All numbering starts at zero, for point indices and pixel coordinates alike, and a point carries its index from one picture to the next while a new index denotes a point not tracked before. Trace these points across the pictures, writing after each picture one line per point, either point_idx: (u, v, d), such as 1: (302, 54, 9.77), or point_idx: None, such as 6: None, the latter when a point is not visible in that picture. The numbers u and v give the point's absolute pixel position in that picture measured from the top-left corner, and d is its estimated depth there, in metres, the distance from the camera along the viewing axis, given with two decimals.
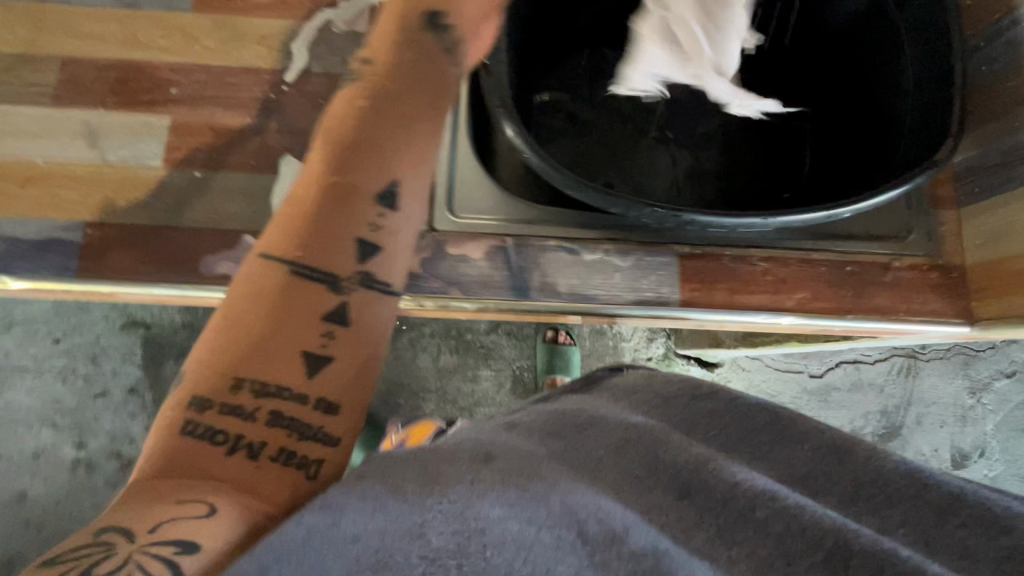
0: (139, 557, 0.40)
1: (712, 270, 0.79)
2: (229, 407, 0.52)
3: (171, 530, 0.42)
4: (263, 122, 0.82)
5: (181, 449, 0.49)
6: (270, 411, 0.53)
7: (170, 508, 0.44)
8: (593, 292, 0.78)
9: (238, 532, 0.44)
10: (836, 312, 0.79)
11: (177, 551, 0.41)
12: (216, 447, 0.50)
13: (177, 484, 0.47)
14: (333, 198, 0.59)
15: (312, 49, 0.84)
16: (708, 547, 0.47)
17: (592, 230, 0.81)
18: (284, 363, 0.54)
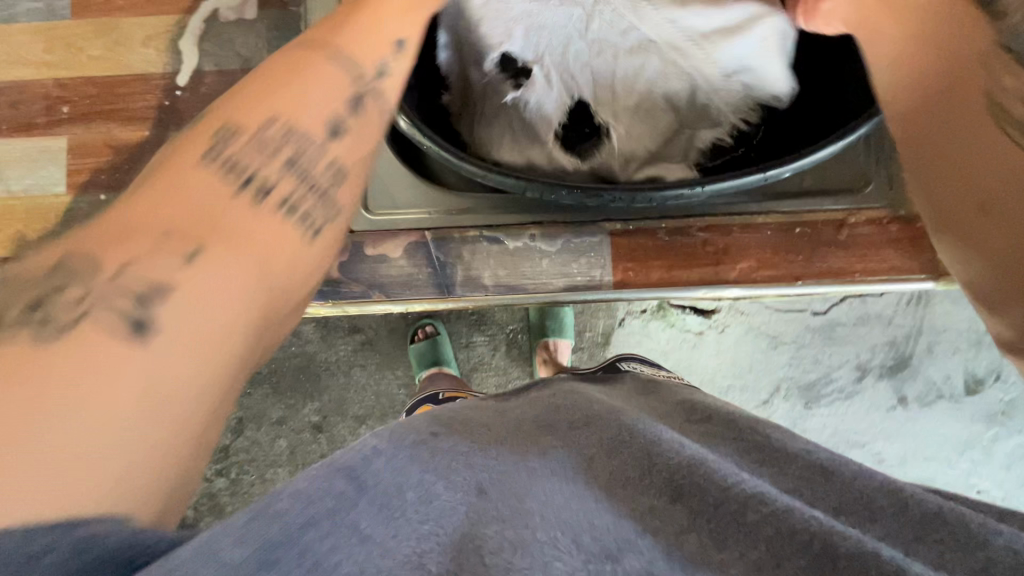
0: (102, 294, 0.33)
1: (646, 247, 0.74)
2: (246, 141, 0.40)
3: (149, 273, 0.34)
4: (160, 133, 0.77)
5: (167, 182, 0.38)
6: (281, 163, 0.41)
7: (141, 245, 0.35)
8: (520, 282, 0.74)
9: (226, 294, 0.35)
10: (783, 280, 0.73)
11: (145, 296, 0.34)
12: (223, 181, 0.39)
13: (162, 214, 0.36)
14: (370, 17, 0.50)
15: (201, 45, 0.78)
16: (702, 553, 0.38)
17: (515, 215, 0.75)
18: (307, 110, 0.43)
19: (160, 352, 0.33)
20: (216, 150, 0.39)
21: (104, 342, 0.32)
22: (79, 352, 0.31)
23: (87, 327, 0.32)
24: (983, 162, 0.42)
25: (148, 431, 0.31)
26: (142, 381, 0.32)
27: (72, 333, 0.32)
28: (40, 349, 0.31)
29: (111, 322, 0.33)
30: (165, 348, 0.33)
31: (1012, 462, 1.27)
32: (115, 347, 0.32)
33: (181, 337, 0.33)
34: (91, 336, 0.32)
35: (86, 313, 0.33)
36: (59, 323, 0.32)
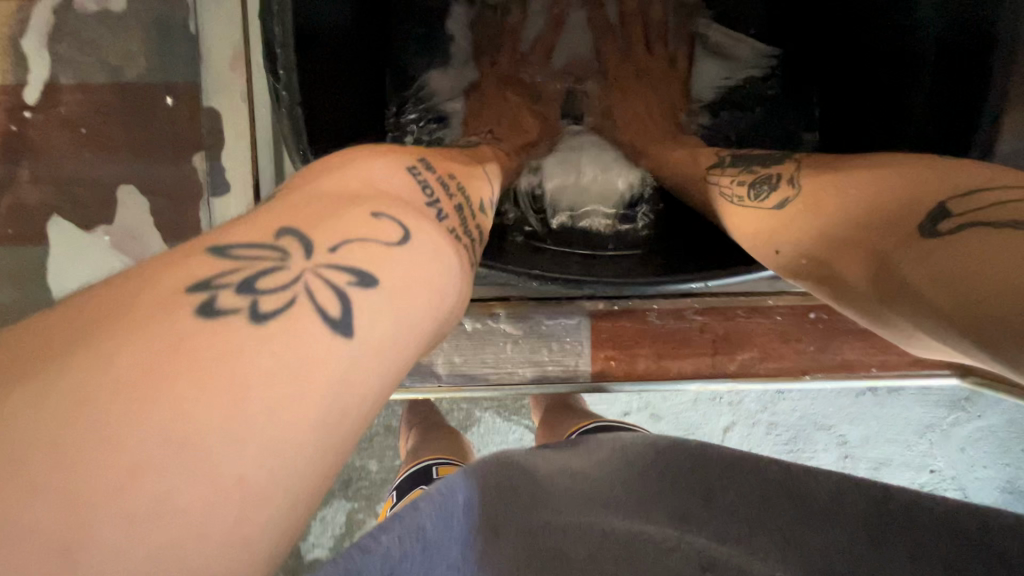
0: (312, 276, 0.29)
1: (633, 332, 0.61)
2: (441, 178, 0.44)
3: (357, 258, 0.31)
4: (11, 170, 0.59)
5: (362, 181, 0.37)
6: (459, 201, 0.44)
7: (352, 227, 0.32)
8: (480, 370, 0.62)
9: (423, 284, 0.33)
10: (789, 374, 0.62)
11: (353, 283, 0.30)
12: (418, 194, 0.40)
13: (369, 200, 0.35)
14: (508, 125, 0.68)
15: (51, 47, 0.58)
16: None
17: (476, 288, 0.61)
18: (473, 180, 0.49)
19: (364, 350, 0.29)
20: (417, 175, 0.41)
21: (309, 328, 0.28)
22: (286, 343, 0.27)
23: (299, 308, 0.28)
24: (809, 213, 0.45)
25: (331, 445, 0.27)
26: (342, 383, 0.27)
27: (284, 318, 0.27)
28: (256, 334, 0.26)
29: (316, 310, 0.28)
30: (366, 350, 0.29)
31: (968, 444, 1.01)
32: (318, 336, 0.28)
33: (384, 337, 0.30)
34: (301, 320, 0.28)
35: (294, 293, 0.29)
36: (265, 308, 0.27)
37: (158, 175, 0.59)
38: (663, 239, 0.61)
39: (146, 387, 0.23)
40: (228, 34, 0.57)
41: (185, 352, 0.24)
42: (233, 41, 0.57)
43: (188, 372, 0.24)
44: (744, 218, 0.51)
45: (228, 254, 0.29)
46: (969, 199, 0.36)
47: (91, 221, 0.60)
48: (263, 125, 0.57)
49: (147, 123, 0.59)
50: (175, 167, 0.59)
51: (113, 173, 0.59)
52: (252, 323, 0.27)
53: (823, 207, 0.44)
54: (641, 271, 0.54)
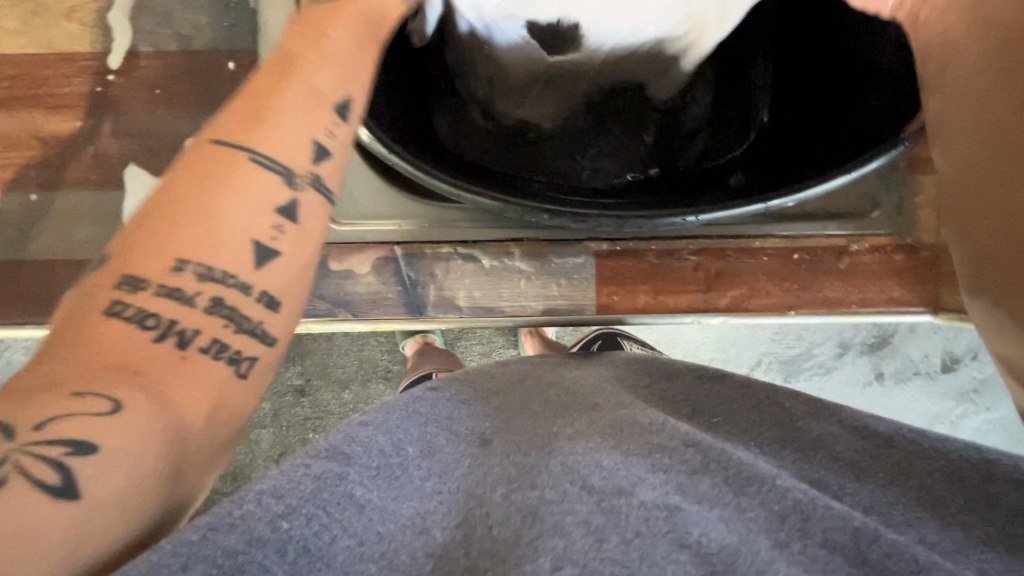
0: (14, 463, 0.28)
1: (635, 270, 0.69)
2: (177, 287, 0.35)
3: (63, 435, 0.29)
4: (95, 126, 0.68)
5: (60, 349, 0.32)
6: (217, 296, 0.36)
7: (60, 402, 0.30)
8: (497, 303, 0.69)
9: (143, 450, 0.31)
10: (776, 309, 0.69)
11: (70, 453, 0.29)
12: (142, 327, 0.34)
13: (72, 368, 0.31)
14: (305, 82, 0.42)
15: (133, 22, 0.68)
16: (717, 493, 0.41)
17: (500, 228, 0.69)
18: (251, 218, 0.37)
19: (91, 510, 0.29)
20: (135, 308, 0.34)
21: (26, 511, 0.28)
22: None
23: (12, 488, 0.28)
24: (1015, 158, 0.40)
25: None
26: (76, 541, 0.28)
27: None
28: None
29: (32, 482, 0.28)
30: (95, 508, 0.29)
31: (976, 437, 1.05)
32: (32, 507, 0.28)
33: (110, 498, 0.29)
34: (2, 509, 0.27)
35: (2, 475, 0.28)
36: None
37: None
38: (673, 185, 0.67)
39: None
40: None
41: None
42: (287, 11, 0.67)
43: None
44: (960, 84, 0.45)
45: None
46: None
47: (161, 169, 0.69)
48: None
49: (209, 84, 0.68)
50: None
51: (181, 127, 0.68)
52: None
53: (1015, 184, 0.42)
54: (650, 211, 0.59)
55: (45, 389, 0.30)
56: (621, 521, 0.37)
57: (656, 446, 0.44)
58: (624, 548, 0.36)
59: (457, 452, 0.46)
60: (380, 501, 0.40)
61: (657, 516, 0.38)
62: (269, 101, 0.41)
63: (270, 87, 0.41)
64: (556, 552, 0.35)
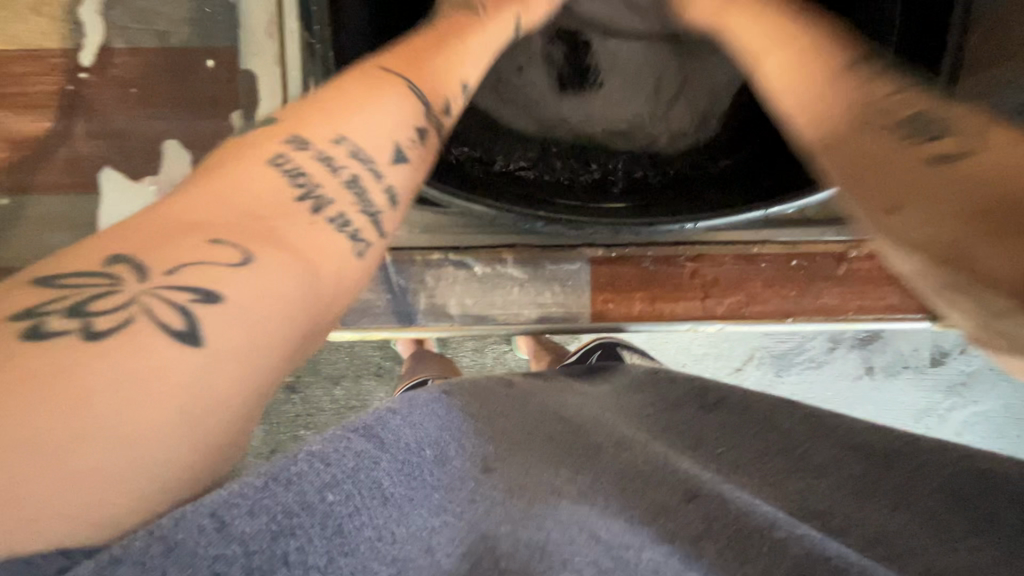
0: (148, 299, 0.28)
1: (631, 277, 0.67)
2: (320, 158, 0.38)
3: (192, 279, 0.29)
4: (66, 126, 0.65)
5: (209, 197, 0.33)
6: (355, 174, 0.39)
7: (200, 243, 0.31)
8: (490, 311, 0.67)
9: (282, 304, 0.31)
10: (773, 316, 0.68)
11: (196, 300, 0.29)
12: (286, 187, 0.35)
13: (210, 224, 0.32)
14: (452, 54, 0.54)
15: (106, 15, 0.64)
16: (722, 564, 0.36)
17: (494, 235, 0.68)
18: (383, 127, 0.43)
19: (215, 363, 0.28)
20: (287, 167, 0.37)
21: (154, 347, 0.27)
22: (118, 370, 0.26)
23: (141, 323, 0.27)
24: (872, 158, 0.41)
25: (171, 469, 0.26)
26: (191, 394, 0.27)
27: (117, 338, 0.26)
28: (82, 357, 0.25)
29: (158, 326, 0.28)
30: (221, 362, 0.28)
31: (964, 429, 1.05)
32: (162, 352, 0.27)
33: (234, 347, 0.29)
34: (139, 340, 0.27)
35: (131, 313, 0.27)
36: (99, 328, 0.26)
37: (197, 130, 0.65)
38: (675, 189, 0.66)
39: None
40: (263, 4, 0.64)
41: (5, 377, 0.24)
42: (268, 7, 0.64)
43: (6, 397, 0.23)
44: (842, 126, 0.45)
45: (54, 285, 0.27)
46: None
47: (138, 172, 0.66)
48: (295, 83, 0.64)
49: (188, 83, 0.65)
50: (214, 124, 0.65)
51: (158, 128, 0.65)
52: (87, 341, 0.26)
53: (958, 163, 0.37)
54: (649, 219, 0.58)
55: (184, 234, 0.31)
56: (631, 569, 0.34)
57: (658, 504, 0.41)
58: None
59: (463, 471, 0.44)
60: (400, 498, 0.39)
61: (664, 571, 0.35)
62: (417, 58, 0.51)
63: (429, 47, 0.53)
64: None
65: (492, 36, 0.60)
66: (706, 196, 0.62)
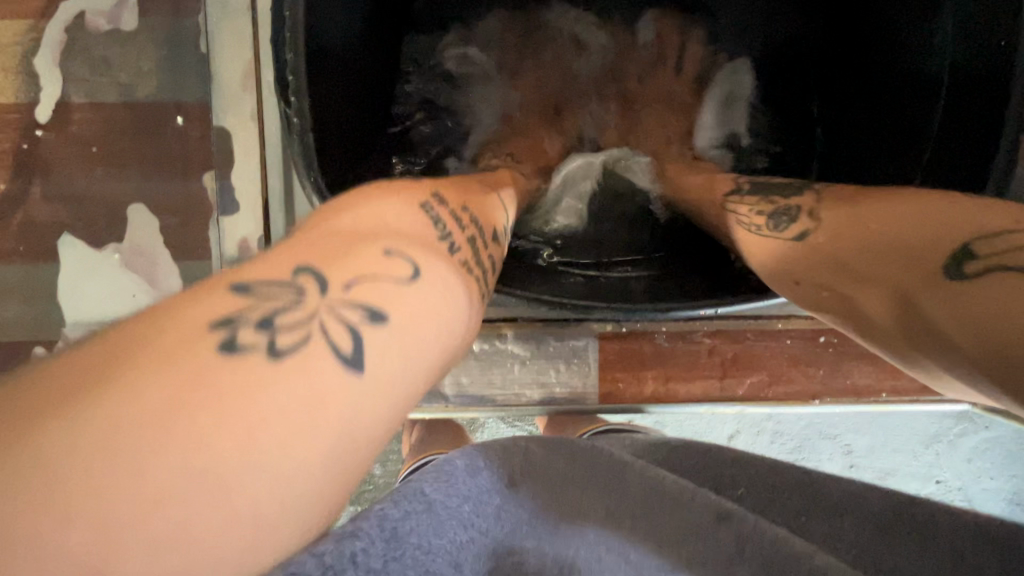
0: (327, 317, 0.27)
1: (641, 356, 0.61)
2: (455, 213, 0.41)
3: (372, 293, 0.29)
4: (22, 187, 0.59)
5: (375, 218, 0.34)
6: (471, 235, 0.41)
7: (373, 261, 0.30)
8: (488, 391, 0.62)
9: (436, 338, 0.30)
10: (797, 398, 0.62)
11: (371, 320, 0.28)
12: (432, 227, 0.37)
13: (384, 237, 0.33)
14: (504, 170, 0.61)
15: (65, 66, 0.58)
16: None
17: (492, 310, 0.61)
18: (483, 205, 0.46)
19: (381, 392, 0.27)
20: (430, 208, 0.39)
21: (325, 367, 0.26)
22: (303, 382, 0.25)
23: (317, 342, 0.26)
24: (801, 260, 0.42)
25: (340, 486, 0.25)
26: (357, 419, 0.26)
27: (302, 356, 0.26)
28: (272, 372, 0.25)
29: (334, 348, 0.27)
30: (382, 391, 0.27)
31: (974, 455, 0.89)
32: (334, 377, 0.26)
33: (399, 371, 0.28)
34: (317, 358, 0.26)
35: (309, 331, 0.27)
36: (281, 344, 0.26)
37: (167, 193, 0.60)
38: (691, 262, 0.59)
39: (118, 441, 0.21)
40: (236, 55, 0.57)
41: (198, 382, 0.23)
42: (244, 57, 0.57)
43: (200, 406, 0.22)
44: (767, 253, 0.45)
45: (247, 291, 0.27)
46: (994, 240, 0.32)
47: (101, 239, 0.60)
48: (274, 143, 0.57)
49: (157, 142, 0.59)
50: (185, 186, 0.59)
51: (121, 190, 0.60)
52: (269, 361, 0.25)
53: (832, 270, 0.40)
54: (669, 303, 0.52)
55: (360, 250, 0.31)
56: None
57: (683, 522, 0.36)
58: None
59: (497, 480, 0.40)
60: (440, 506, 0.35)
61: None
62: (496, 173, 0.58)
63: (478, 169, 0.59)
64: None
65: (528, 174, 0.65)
66: (727, 267, 0.56)
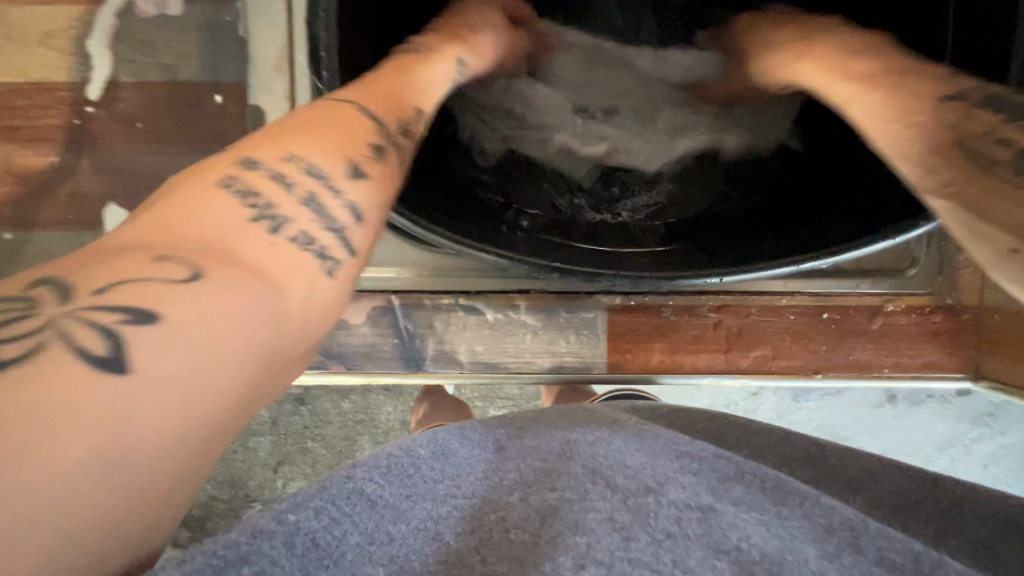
0: (67, 325, 0.26)
1: (649, 329, 0.64)
2: (279, 166, 0.36)
3: (122, 300, 0.27)
4: (71, 160, 0.64)
5: (165, 209, 0.32)
6: (308, 186, 0.36)
7: (132, 265, 0.28)
8: (502, 359, 0.64)
9: (214, 336, 0.28)
10: (801, 372, 0.64)
11: (125, 322, 0.26)
12: (240, 201, 0.33)
13: (166, 238, 0.30)
14: (404, 73, 0.50)
15: (114, 48, 0.63)
16: (754, 499, 0.38)
17: (506, 281, 0.64)
18: (339, 140, 0.40)
19: (127, 406, 0.25)
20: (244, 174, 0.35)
21: (68, 379, 0.25)
22: (19, 406, 0.23)
23: (53, 355, 0.25)
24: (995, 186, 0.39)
25: (86, 515, 0.23)
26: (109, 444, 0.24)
27: (18, 377, 0.24)
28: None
29: (75, 358, 0.25)
30: (134, 405, 0.25)
31: (990, 462, 0.89)
32: (68, 392, 0.24)
33: (166, 374, 0.26)
34: (34, 380, 0.24)
35: (40, 348, 0.25)
36: (1, 362, 0.25)
37: None
38: (701, 237, 0.62)
39: None
40: (272, 39, 0.62)
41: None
42: (281, 40, 0.61)
43: None
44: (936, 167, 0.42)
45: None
46: None
47: (143, 209, 0.64)
48: None
49: (195, 119, 0.63)
50: None
51: (163, 164, 0.64)
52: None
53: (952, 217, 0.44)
54: (675, 273, 0.54)
55: (128, 257, 0.29)
56: (651, 521, 0.36)
57: (685, 453, 0.42)
58: (654, 549, 0.34)
59: (475, 454, 0.43)
60: (394, 499, 0.37)
61: (687, 518, 0.36)
62: (386, 78, 0.48)
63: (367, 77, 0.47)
64: (579, 551, 0.33)
65: (444, 76, 0.54)
66: (735, 247, 0.58)
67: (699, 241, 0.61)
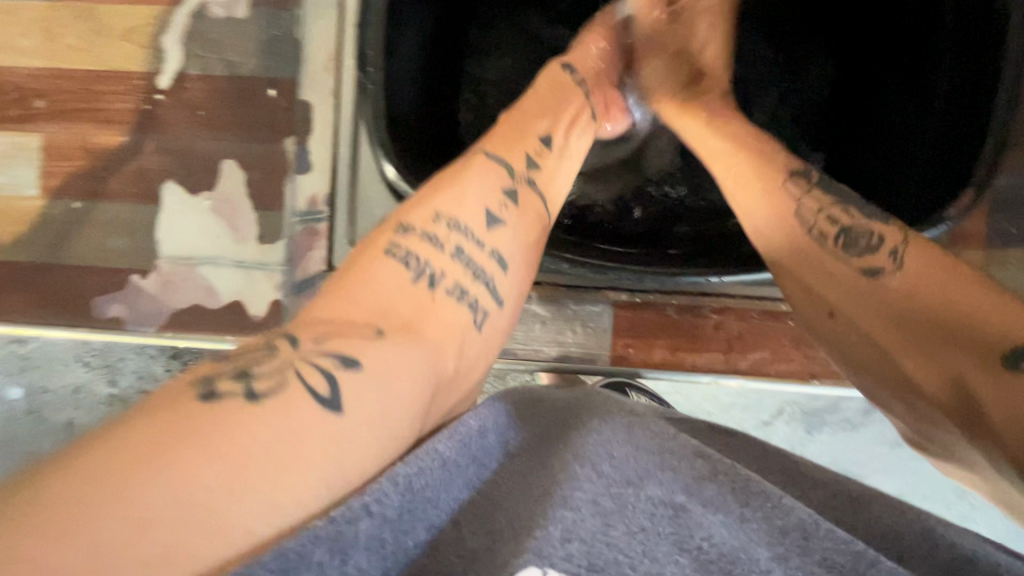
0: (301, 364, 0.36)
1: (652, 325, 0.67)
2: (430, 234, 0.47)
3: (336, 348, 0.38)
4: (138, 140, 0.71)
5: (350, 283, 0.43)
6: (454, 244, 0.47)
7: (334, 325, 0.40)
8: (511, 346, 0.69)
9: (407, 367, 0.39)
10: (797, 375, 0.66)
11: (339, 364, 0.37)
12: (406, 269, 0.45)
13: (368, 307, 0.42)
14: (524, 127, 0.57)
15: (185, 44, 0.71)
16: (721, 498, 0.35)
17: None
18: (475, 199, 0.50)
19: (349, 423, 0.35)
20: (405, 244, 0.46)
21: (303, 402, 0.35)
22: (282, 420, 0.33)
23: (292, 386, 0.35)
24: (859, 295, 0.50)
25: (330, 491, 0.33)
26: (331, 457, 0.33)
27: (276, 399, 0.34)
28: (250, 413, 0.33)
29: (308, 389, 0.35)
30: (356, 416, 0.35)
31: None
32: (309, 411, 0.34)
33: (368, 405, 0.36)
34: (294, 399, 0.35)
35: (286, 378, 0.36)
36: (260, 389, 0.35)
37: (254, 153, 0.70)
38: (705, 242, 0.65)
39: (136, 474, 0.29)
40: (326, 42, 0.68)
41: (184, 424, 0.31)
42: (331, 42, 0.68)
43: (187, 442, 0.31)
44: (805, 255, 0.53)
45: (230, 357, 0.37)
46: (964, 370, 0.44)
47: (198, 188, 0.71)
48: (345, 114, 0.67)
49: (250, 110, 0.70)
50: (269, 148, 0.70)
51: (219, 149, 0.71)
52: (249, 402, 0.34)
53: (825, 329, 0.52)
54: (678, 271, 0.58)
55: (333, 323, 0.40)
56: (627, 511, 0.34)
57: (666, 448, 0.38)
58: (628, 538, 0.33)
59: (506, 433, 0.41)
60: (457, 477, 0.36)
61: (662, 514, 0.34)
62: (515, 133, 0.56)
63: (494, 127, 0.57)
64: (565, 525, 0.32)
65: (577, 133, 0.60)
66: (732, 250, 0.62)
67: (704, 244, 0.64)
